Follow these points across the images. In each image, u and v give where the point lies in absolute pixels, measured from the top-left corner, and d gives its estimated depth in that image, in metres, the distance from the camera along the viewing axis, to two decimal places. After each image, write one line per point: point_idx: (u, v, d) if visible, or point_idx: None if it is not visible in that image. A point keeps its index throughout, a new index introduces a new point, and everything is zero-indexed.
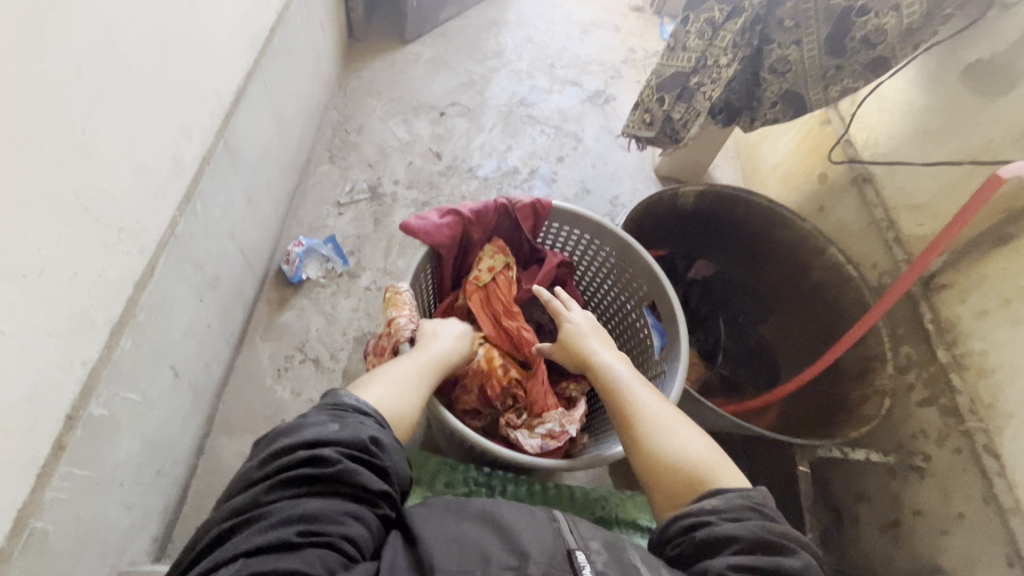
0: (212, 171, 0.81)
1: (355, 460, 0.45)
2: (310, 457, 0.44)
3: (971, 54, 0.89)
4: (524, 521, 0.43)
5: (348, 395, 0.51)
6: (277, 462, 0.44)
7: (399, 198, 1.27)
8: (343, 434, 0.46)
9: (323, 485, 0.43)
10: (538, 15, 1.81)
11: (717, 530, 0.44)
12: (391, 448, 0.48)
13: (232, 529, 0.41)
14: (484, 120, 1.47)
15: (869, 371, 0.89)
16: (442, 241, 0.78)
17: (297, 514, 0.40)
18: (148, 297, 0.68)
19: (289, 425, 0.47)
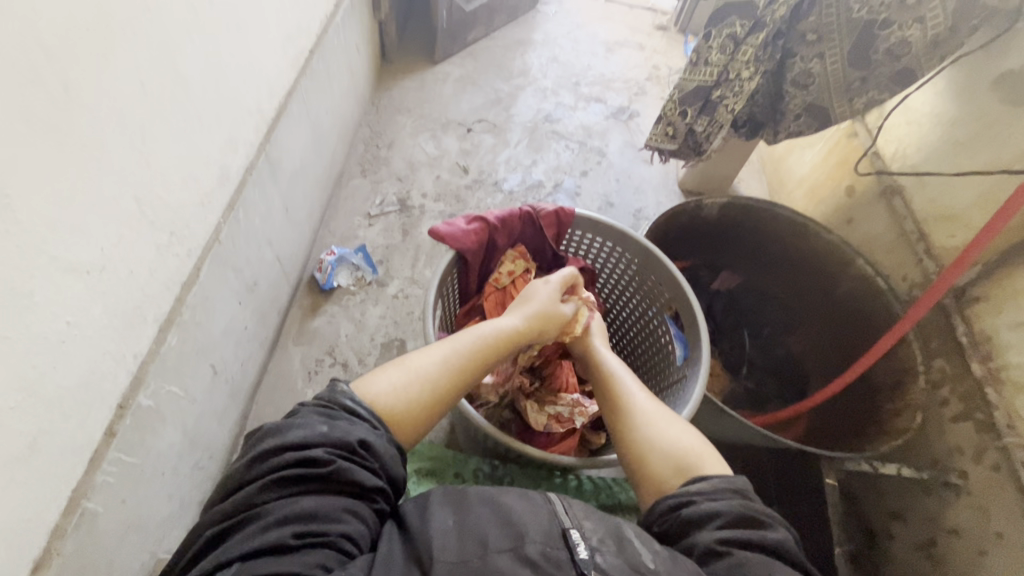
0: (254, 181, 0.86)
1: (347, 459, 0.47)
2: (301, 458, 0.45)
3: (1000, 65, 0.88)
4: (526, 505, 0.44)
5: (341, 394, 0.52)
6: (268, 464, 0.45)
7: (427, 210, 1.31)
8: (333, 435, 0.47)
9: (316, 484, 0.45)
10: (563, 35, 1.86)
11: (701, 509, 0.47)
12: (381, 445, 0.50)
13: (229, 530, 0.43)
14: (510, 136, 1.51)
15: (900, 385, 0.87)
16: (468, 246, 0.80)
17: (292, 514, 0.42)
18: (194, 297, 0.72)
19: (278, 426, 0.48)
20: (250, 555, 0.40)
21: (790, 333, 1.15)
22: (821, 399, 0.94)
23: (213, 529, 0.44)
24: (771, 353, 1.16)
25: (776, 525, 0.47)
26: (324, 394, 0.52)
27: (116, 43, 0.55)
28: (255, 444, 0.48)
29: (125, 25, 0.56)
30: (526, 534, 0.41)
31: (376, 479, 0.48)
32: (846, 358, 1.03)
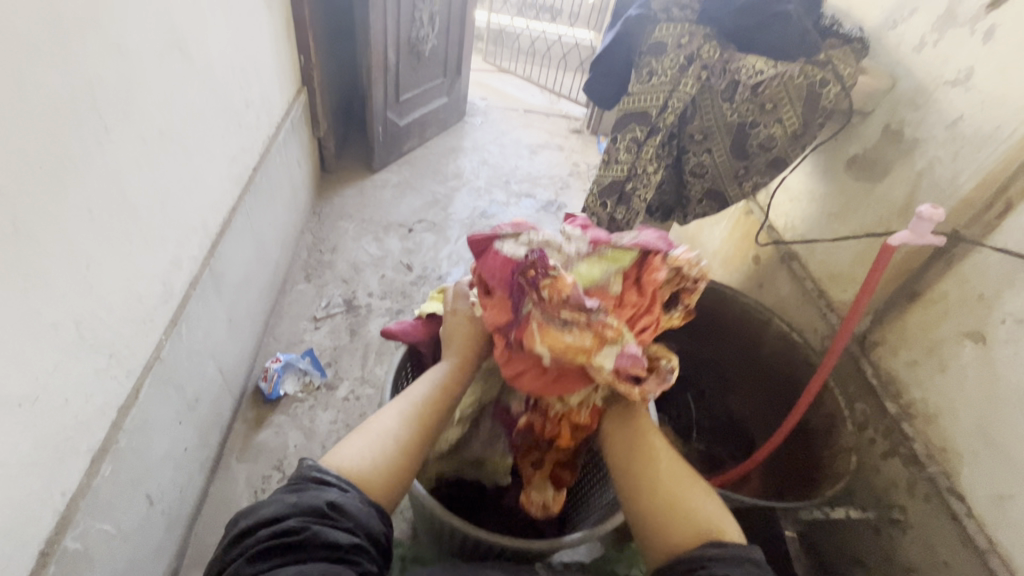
0: (197, 296, 0.86)
1: (320, 522, 0.47)
2: (275, 531, 0.46)
3: (848, 151, 1.09)
4: None
5: (310, 465, 0.52)
6: (247, 542, 0.46)
7: (373, 309, 1.33)
8: (302, 501, 0.48)
9: (292, 553, 0.45)
10: (491, 141, 2.06)
11: (713, 572, 0.45)
12: (354, 501, 0.50)
13: None
14: (449, 232, 1.60)
15: (832, 430, 0.95)
16: (420, 339, 0.82)
17: None
18: (131, 421, 0.68)
19: (253, 505, 0.49)
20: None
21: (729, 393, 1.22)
22: (766, 452, 0.99)
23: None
24: (716, 413, 1.22)
25: None
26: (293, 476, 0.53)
27: (68, 179, 0.57)
28: (229, 531, 0.49)
29: (79, 162, 0.59)
30: None
31: (357, 539, 0.47)
32: (783, 410, 1.10)
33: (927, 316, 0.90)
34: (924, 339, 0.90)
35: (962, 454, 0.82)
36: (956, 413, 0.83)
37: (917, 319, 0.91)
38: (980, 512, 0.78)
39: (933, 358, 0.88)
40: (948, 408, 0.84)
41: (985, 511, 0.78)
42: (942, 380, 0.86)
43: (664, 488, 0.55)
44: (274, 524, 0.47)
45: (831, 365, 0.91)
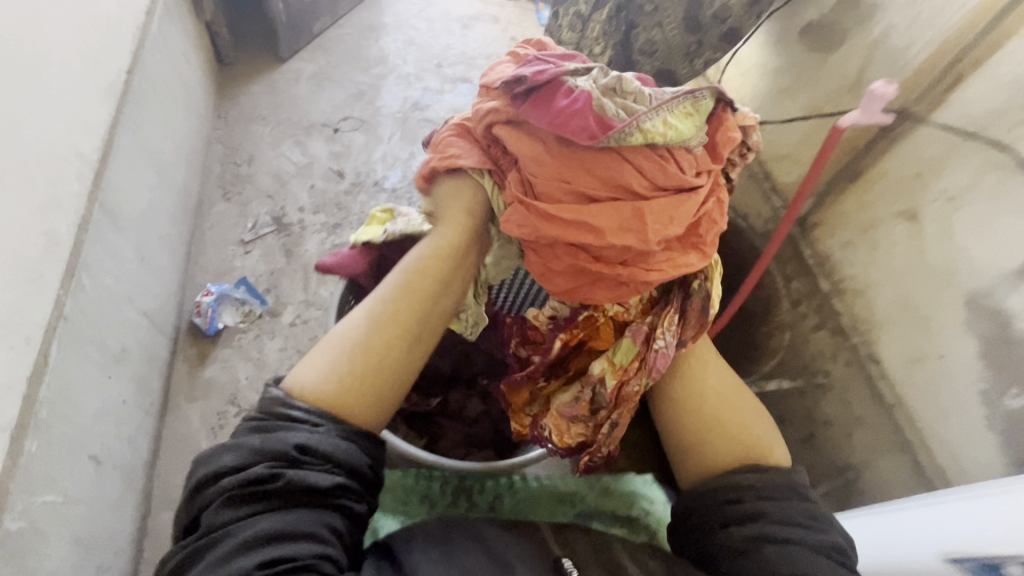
0: (93, 238, 0.75)
1: (291, 467, 0.49)
2: (248, 478, 0.48)
3: (803, 19, 1.02)
4: (519, 549, 0.54)
5: (273, 402, 0.53)
6: (217, 486, 0.48)
7: (307, 225, 1.23)
8: (272, 449, 0.49)
9: (269, 498, 0.48)
10: (415, 14, 1.79)
11: (751, 506, 0.54)
12: (327, 440, 0.50)
13: (200, 551, 0.46)
14: (381, 130, 1.45)
15: None
16: (360, 269, 0.76)
17: (252, 537, 0.46)
18: (46, 390, 0.62)
19: (212, 452, 0.50)
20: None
21: None
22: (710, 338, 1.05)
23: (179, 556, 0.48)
24: None
25: (828, 532, 0.53)
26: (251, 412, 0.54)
27: None
28: (193, 470, 0.50)
29: None
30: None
31: (337, 476, 0.50)
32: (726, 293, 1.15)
33: (866, 196, 0.91)
34: (860, 219, 0.92)
35: (882, 324, 0.89)
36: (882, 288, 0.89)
37: (855, 200, 0.93)
38: (892, 372, 0.87)
39: (866, 237, 0.91)
40: (875, 283, 0.90)
41: (896, 372, 0.87)
42: (873, 259, 0.90)
43: (716, 418, 0.62)
44: (245, 470, 0.48)
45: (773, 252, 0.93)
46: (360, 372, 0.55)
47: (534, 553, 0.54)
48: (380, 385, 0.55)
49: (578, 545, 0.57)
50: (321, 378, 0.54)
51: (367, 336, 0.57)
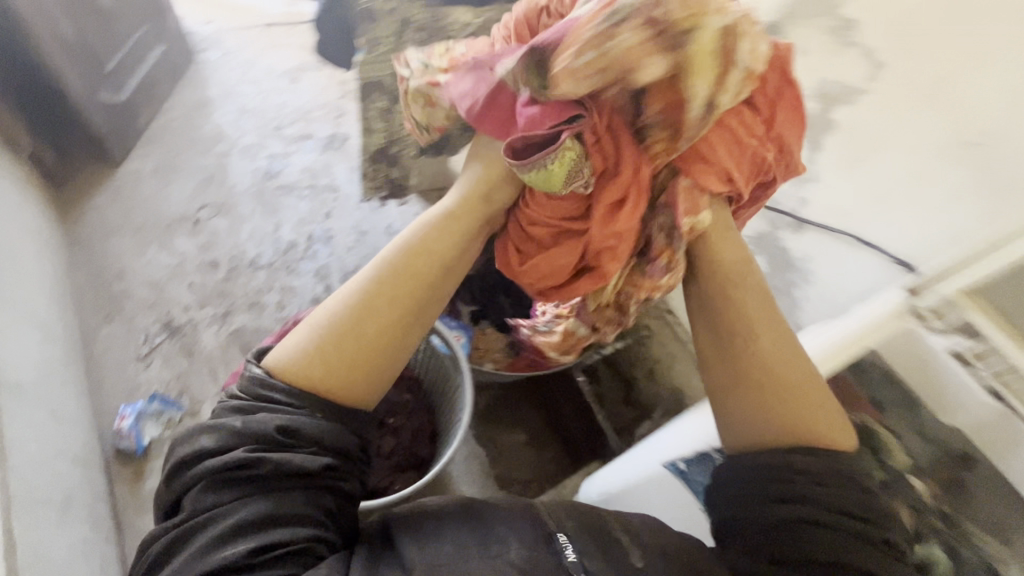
0: (10, 419, 0.86)
1: (276, 449, 0.55)
2: (227, 463, 0.53)
3: None
4: (509, 518, 0.56)
5: (254, 386, 0.59)
6: (202, 469, 0.54)
7: (197, 322, 1.34)
8: (249, 431, 0.55)
9: (254, 481, 0.53)
10: (241, 78, 1.83)
11: (810, 498, 0.54)
12: (306, 424, 0.56)
13: (187, 533, 0.52)
14: (241, 209, 1.54)
15: None
16: None
17: (239, 517, 0.51)
18: (25, 557, 0.76)
19: (200, 428, 0.56)
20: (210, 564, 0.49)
21: None
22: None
23: (167, 536, 0.53)
24: None
25: (890, 527, 0.53)
26: (227, 397, 0.60)
27: None
28: (176, 452, 0.57)
29: None
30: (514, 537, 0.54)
31: (319, 455, 0.56)
32: None
33: None
34: None
35: None
36: None
37: None
38: None
39: None
40: None
41: None
42: None
43: (769, 391, 0.63)
44: (225, 452, 0.54)
45: None
46: (339, 364, 0.60)
47: (526, 536, 0.54)
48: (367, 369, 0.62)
49: (565, 516, 0.58)
50: (303, 365, 0.60)
51: (349, 316, 0.63)
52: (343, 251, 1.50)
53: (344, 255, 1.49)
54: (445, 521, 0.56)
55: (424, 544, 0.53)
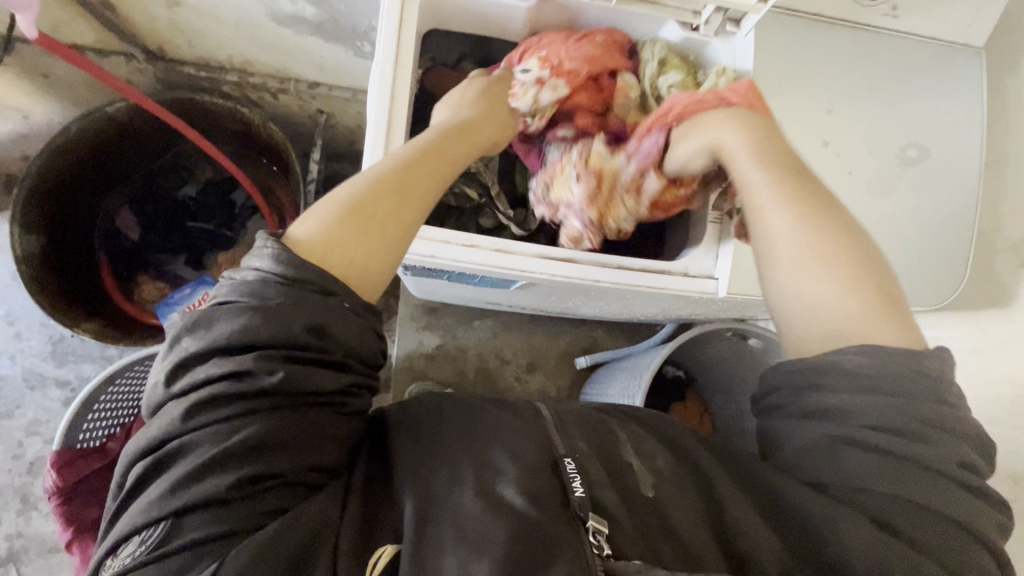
0: None
1: (284, 360, 0.44)
2: (227, 377, 0.43)
3: None
4: (504, 469, 0.49)
5: (265, 266, 0.46)
6: (189, 379, 0.43)
7: (16, 531, 1.15)
8: (276, 337, 0.43)
9: (247, 401, 0.43)
10: None
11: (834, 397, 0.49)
12: (339, 320, 0.46)
13: (157, 465, 0.43)
14: None
15: (239, 121, 1.08)
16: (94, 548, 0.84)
17: (220, 453, 0.42)
18: None
19: (195, 322, 0.45)
20: (184, 511, 0.41)
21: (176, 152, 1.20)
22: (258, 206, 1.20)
23: (145, 457, 0.44)
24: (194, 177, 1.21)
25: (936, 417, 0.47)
26: (250, 265, 0.47)
27: None
28: (180, 339, 0.45)
29: None
30: (504, 476, 0.48)
31: (341, 374, 0.47)
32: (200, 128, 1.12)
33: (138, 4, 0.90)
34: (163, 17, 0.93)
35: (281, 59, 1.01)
36: (243, 42, 0.98)
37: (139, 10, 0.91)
38: (327, 73, 1.05)
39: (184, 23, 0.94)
40: (238, 44, 0.98)
41: (326, 72, 1.05)
42: (211, 31, 0.95)
43: (815, 252, 0.53)
44: (229, 359, 0.43)
45: (159, 107, 0.95)
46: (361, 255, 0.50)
47: (535, 449, 0.51)
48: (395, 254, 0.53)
49: (573, 434, 0.53)
50: (324, 232, 0.49)
51: (384, 179, 0.54)
52: (17, 345, 1.21)
53: (28, 346, 1.21)
54: (448, 437, 0.52)
55: (432, 489, 0.48)
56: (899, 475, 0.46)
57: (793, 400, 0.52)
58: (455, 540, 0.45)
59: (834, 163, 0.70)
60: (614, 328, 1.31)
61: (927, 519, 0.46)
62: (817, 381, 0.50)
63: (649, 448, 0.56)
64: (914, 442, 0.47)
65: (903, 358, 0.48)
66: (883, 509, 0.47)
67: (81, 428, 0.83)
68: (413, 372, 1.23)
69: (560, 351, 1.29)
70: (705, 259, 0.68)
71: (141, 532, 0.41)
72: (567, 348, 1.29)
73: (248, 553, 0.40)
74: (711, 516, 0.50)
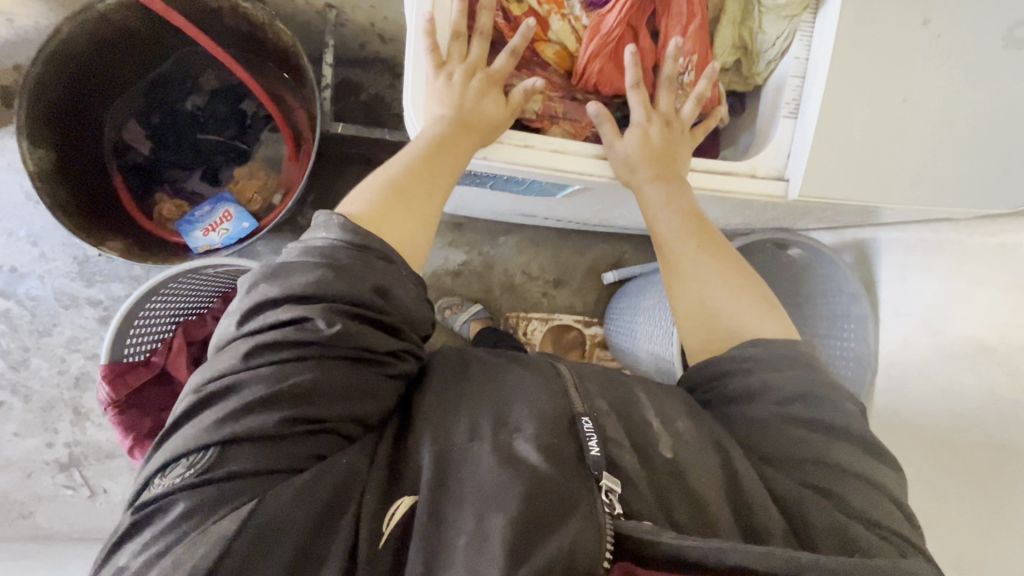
0: None
1: (347, 313, 0.48)
2: (295, 321, 0.47)
3: None
4: (523, 431, 0.50)
5: (335, 232, 0.52)
6: (260, 319, 0.48)
7: (74, 438, 1.22)
8: (344, 291, 0.48)
9: (305, 346, 0.47)
10: None
11: (749, 384, 0.57)
12: (399, 284, 0.52)
13: (205, 401, 0.46)
14: None
15: (244, 20, 0.98)
16: None
17: (274, 390, 0.45)
18: None
19: (273, 271, 0.50)
20: (230, 440, 0.43)
21: (178, 56, 1.11)
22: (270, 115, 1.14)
23: (194, 393, 0.47)
24: (201, 86, 1.13)
25: (832, 401, 0.56)
26: (320, 230, 0.53)
27: None
28: (257, 284, 0.50)
29: None
30: (523, 431, 0.49)
31: (394, 339, 0.52)
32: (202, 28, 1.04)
33: None
34: None
35: None
36: None
37: None
38: None
39: None
40: None
41: None
42: None
43: (675, 268, 0.68)
44: (300, 306, 0.48)
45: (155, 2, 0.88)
46: (409, 222, 0.58)
47: (552, 405, 0.52)
48: (430, 224, 0.60)
49: (591, 396, 0.54)
50: (371, 209, 0.56)
51: (412, 163, 0.61)
52: (44, 265, 1.20)
53: (55, 267, 1.21)
54: (469, 391, 0.54)
55: (451, 443, 0.49)
56: (825, 448, 0.53)
57: (728, 385, 0.59)
58: (473, 495, 0.46)
59: (939, 42, 0.61)
60: (642, 243, 1.29)
61: (847, 480, 0.52)
62: (733, 368, 0.59)
63: (672, 412, 0.56)
64: (817, 412, 0.55)
65: (784, 343, 0.59)
66: (812, 476, 0.53)
67: (126, 342, 0.84)
68: (440, 288, 1.22)
69: (587, 266, 1.27)
70: (776, 159, 0.68)
71: (189, 457, 0.43)
72: (594, 263, 1.27)
73: (288, 492, 0.43)
74: (730, 485, 0.51)
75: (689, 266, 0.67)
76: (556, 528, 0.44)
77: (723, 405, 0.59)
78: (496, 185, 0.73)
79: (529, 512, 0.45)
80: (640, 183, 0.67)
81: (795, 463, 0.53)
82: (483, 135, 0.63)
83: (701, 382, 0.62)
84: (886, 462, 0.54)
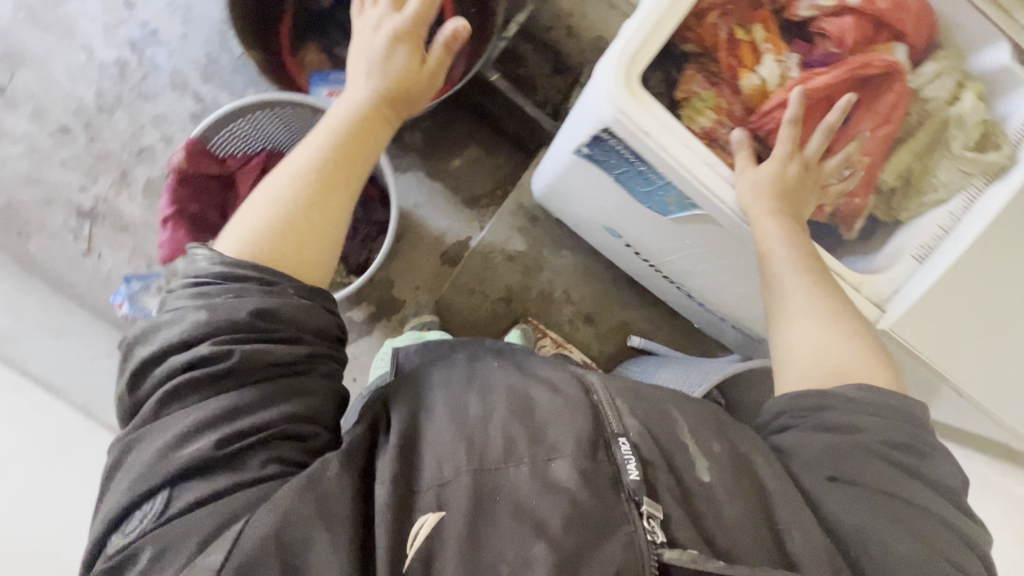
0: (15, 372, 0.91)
1: (253, 331, 0.55)
2: (209, 354, 0.53)
3: None
4: (562, 463, 0.52)
5: (224, 267, 0.58)
6: (167, 366, 0.53)
7: (103, 197, 1.24)
8: (232, 324, 0.54)
9: (225, 371, 0.53)
10: None
11: (845, 419, 0.60)
12: (290, 303, 0.58)
13: (137, 447, 0.52)
14: (33, 50, 1.24)
15: None
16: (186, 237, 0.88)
17: (208, 419, 0.51)
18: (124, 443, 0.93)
19: (150, 333, 0.56)
20: (178, 476, 0.49)
21: None
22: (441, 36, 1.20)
23: (124, 444, 0.53)
24: None
25: (928, 452, 0.59)
26: (188, 268, 0.58)
27: None
28: (134, 350, 0.55)
29: None
30: (562, 451, 0.52)
31: (302, 346, 0.58)
32: None
33: None
34: None
35: None
36: None
37: None
38: None
39: None
40: None
41: None
42: None
43: (782, 310, 0.70)
44: (203, 346, 0.53)
45: None
46: (320, 229, 0.65)
47: (589, 427, 0.54)
48: (340, 231, 0.67)
49: (633, 420, 0.56)
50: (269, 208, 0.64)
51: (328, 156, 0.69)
52: (180, 44, 1.27)
53: (188, 50, 1.27)
54: (473, 403, 0.57)
55: (484, 466, 0.52)
56: (907, 487, 0.57)
57: (815, 418, 0.62)
58: (512, 519, 0.49)
59: None
60: (677, 331, 1.29)
61: (926, 520, 0.55)
62: (823, 404, 0.62)
63: (722, 439, 0.59)
64: (906, 454, 0.58)
65: (875, 390, 0.62)
66: (892, 515, 0.55)
67: (221, 131, 0.87)
68: (486, 261, 1.24)
69: (619, 320, 1.28)
70: (886, 287, 0.73)
71: (143, 506, 0.49)
72: (626, 322, 1.28)
73: (272, 516, 0.47)
74: (767, 515, 0.54)
75: (802, 302, 0.69)
76: (598, 553, 0.48)
77: (801, 436, 0.62)
78: (620, 176, 0.76)
79: (570, 554, 0.48)
80: (759, 215, 0.69)
81: (878, 498, 0.56)
82: (392, 106, 0.76)
83: (783, 411, 0.65)
84: (953, 509, 0.57)
